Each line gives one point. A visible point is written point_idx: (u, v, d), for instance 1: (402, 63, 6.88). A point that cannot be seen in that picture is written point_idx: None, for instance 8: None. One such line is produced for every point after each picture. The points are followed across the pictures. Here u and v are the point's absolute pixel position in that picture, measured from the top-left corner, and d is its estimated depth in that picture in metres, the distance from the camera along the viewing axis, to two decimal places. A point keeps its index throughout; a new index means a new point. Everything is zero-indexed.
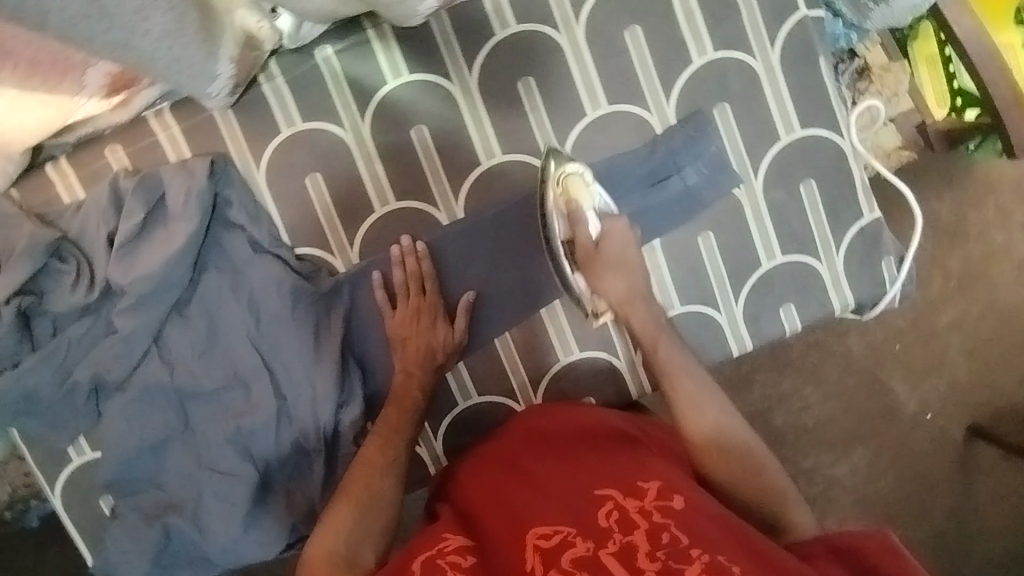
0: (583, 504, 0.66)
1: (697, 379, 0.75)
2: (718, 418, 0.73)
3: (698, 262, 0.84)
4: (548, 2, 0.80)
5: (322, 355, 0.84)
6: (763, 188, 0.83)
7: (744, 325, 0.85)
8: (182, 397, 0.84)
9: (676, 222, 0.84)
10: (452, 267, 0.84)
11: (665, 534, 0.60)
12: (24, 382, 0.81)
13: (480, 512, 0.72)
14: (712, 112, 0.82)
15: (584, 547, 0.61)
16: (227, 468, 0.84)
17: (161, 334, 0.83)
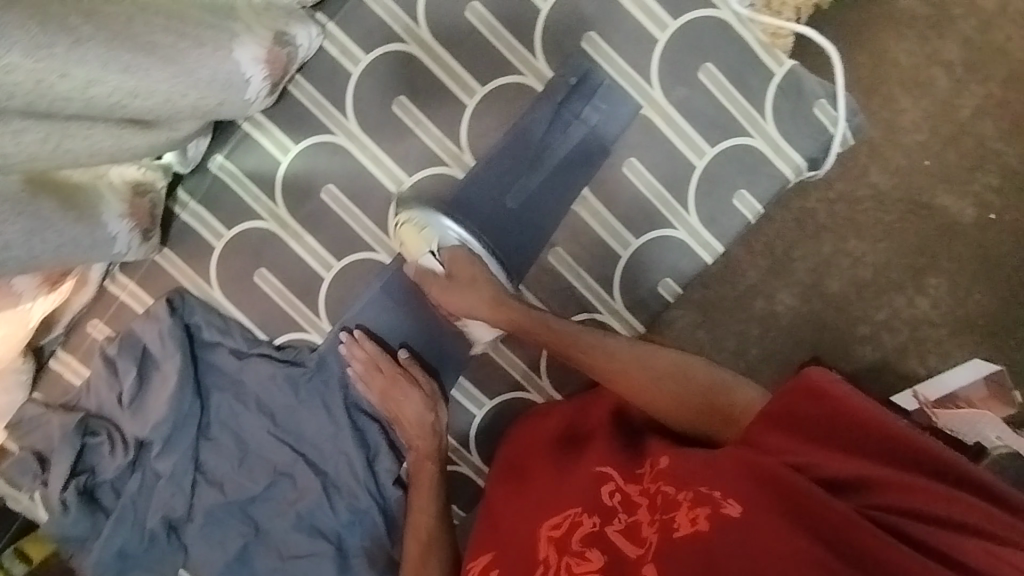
0: (583, 486, 0.67)
1: (615, 346, 0.74)
2: (672, 360, 0.71)
3: (634, 191, 0.83)
4: (384, 21, 0.81)
5: (340, 419, 0.89)
6: (663, 95, 0.81)
7: (705, 230, 0.83)
8: (243, 507, 0.90)
9: (596, 164, 0.82)
10: (394, 333, 0.88)
11: (659, 496, 0.61)
12: (110, 547, 0.88)
13: (503, 517, 0.71)
14: (582, 46, 0.81)
15: (590, 522, 0.63)
16: (306, 550, 0.88)
17: (200, 462, 0.90)
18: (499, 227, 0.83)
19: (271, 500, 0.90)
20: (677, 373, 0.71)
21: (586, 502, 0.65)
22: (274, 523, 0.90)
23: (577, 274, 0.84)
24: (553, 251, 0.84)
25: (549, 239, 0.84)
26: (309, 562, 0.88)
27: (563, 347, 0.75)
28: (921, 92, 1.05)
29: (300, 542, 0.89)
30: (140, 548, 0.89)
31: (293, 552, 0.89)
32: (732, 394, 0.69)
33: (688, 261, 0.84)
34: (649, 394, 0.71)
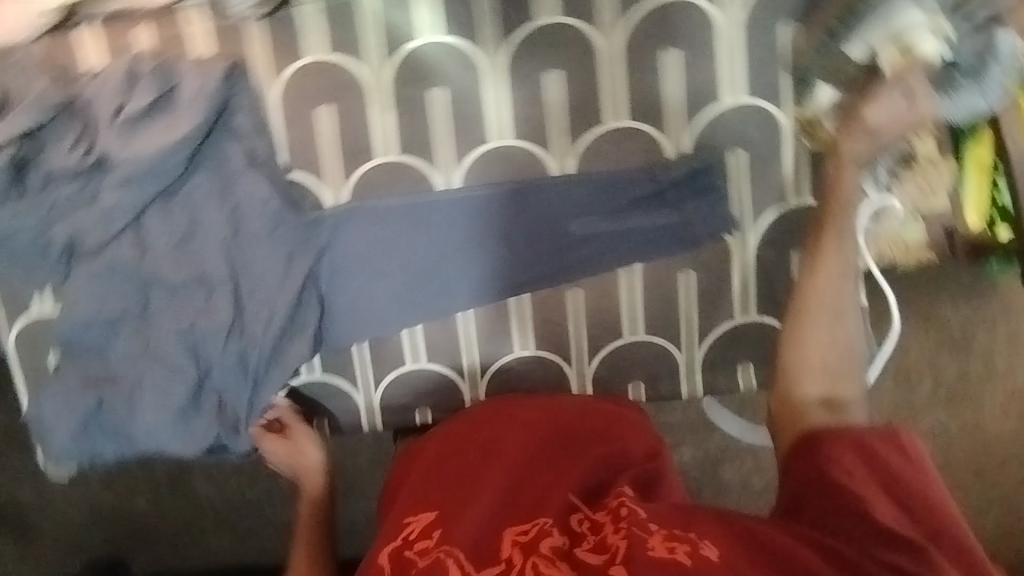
0: (555, 501, 0.69)
1: (841, 322, 0.68)
2: (841, 338, 0.68)
3: (673, 296, 0.84)
4: (597, 0, 0.78)
5: (290, 282, 0.85)
6: (755, 244, 0.82)
7: (699, 370, 0.86)
8: (148, 283, 0.86)
9: (662, 251, 0.83)
10: (411, 250, 0.85)
11: (625, 509, 0.65)
12: (6, 225, 0.83)
13: (456, 485, 0.71)
14: (727, 154, 0.81)
15: (559, 538, 0.65)
16: (173, 359, 0.87)
17: (142, 216, 0.85)
18: (540, 255, 0.84)
19: (178, 297, 0.86)
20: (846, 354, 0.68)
21: (556, 517, 0.67)
22: (165, 316, 0.87)
23: (576, 323, 0.85)
24: (574, 290, 0.84)
25: (578, 279, 0.84)
26: (169, 371, 0.87)
27: (835, 224, 0.67)
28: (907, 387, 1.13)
29: (175, 350, 0.86)
30: (34, 244, 0.85)
31: (162, 352, 0.87)
32: (844, 404, 0.68)
33: (668, 382, 0.86)
34: (810, 357, 0.68)
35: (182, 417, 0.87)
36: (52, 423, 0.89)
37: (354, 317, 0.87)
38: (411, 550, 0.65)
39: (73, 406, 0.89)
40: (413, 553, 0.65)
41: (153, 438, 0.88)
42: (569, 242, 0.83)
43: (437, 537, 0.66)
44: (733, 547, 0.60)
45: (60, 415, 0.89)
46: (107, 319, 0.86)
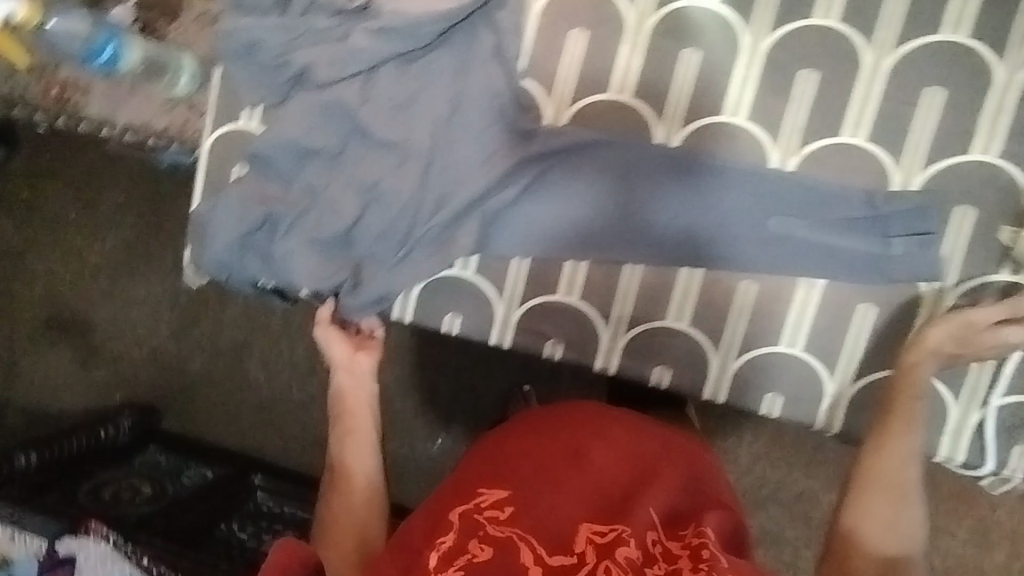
0: (638, 515, 0.78)
1: (908, 480, 0.76)
2: (903, 526, 0.74)
3: (845, 325, 0.81)
4: (881, 15, 0.79)
5: (482, 173, 0.87)
6: (950, 306, 0.80)
7: (843, 408, 0.83)
8: (353, 129, 0.90)
9: (854, 275, 0.80)
10: (599, 180, 0.86)
11: (706, 550, 0.73)
12: (259, 33, 0.89)
13: (542, 458, 0.84)
14: (954, 207, 0.79)
15: (632, 549, 0.75)
16: (346, 205, 0.90)
17: (376, 70, 0.89)
18: (720, 233, 0.83)
19: (374, 152, 0.90)
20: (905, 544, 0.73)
21: (636, 529, 0.77)
22: (357, 164, 0.90)
23: (739, 313, 0.83)
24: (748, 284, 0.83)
25: (757, 268, 0.82)
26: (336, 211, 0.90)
27: (901, 422, 0.77)
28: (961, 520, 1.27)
29: (348, 197, 0.90)
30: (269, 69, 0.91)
31: (332, 194, 0.90)
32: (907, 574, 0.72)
33: (807, 407, 0.83)
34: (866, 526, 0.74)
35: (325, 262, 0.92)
36: (218, 225, 0.93)
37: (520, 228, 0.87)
38: (483, 514, 0.79)
39: (241, 216, 0.92)
40: (482, 516, 0.79)
41: (294, 268, 0.91)
42: (750, 226, 0.82)
43: (507, 514, 0.79)
44: None
45: (227, 221, 0.93)
46: (304, 149, 0.90)
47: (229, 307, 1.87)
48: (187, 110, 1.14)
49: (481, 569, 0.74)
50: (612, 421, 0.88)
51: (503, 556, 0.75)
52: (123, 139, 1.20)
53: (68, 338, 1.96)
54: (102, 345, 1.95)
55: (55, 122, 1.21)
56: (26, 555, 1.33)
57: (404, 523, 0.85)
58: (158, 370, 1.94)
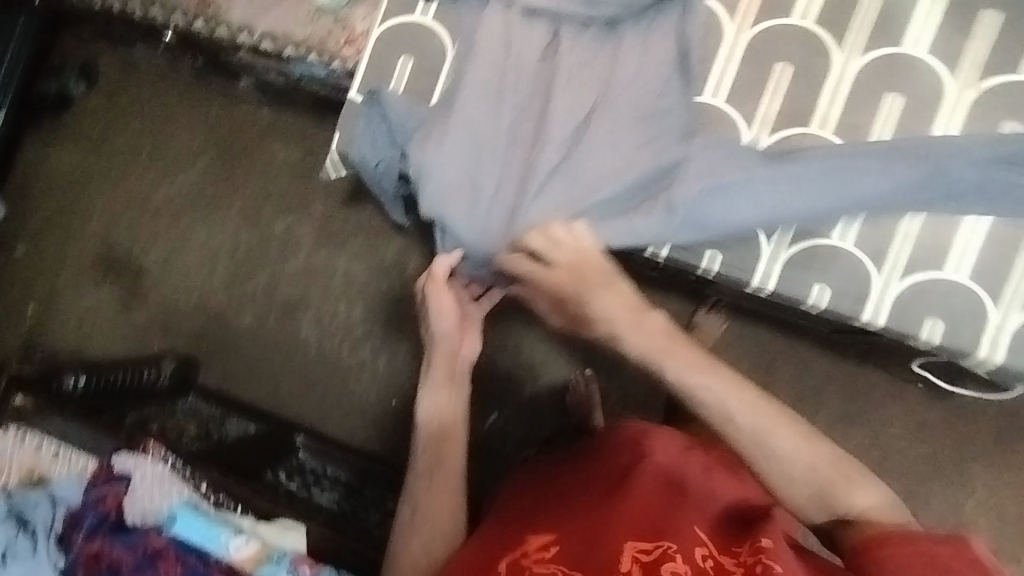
0: (682, 537, 0.83)
1: (792, 423, 0.86)
2: (815, 459, 0.84)
3: (1003, 254, 0.88)
4: None
5: (629, 147, 0.94)
6: None
7: (1004, 336, 0.88)
8: (516, 75, 0.97)
9: (1018, 210, 0.87)
10: (735, 160, 0.90)
11: (759, 564, 0.75)
12: None
13: (577, 524, 0.89)
14: None
15: (681, 566, 0.78)
16: (505, 136, 0.96)
17: (558, 31, 0.99)
18: (913, 188, 0.87)
19: (541, 103, 0.97)
20: (827, 464, 0.84)
21: (683, 551, 0.80)
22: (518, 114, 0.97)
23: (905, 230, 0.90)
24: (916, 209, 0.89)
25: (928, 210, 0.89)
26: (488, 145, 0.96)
27: (766, 415, 0.85)
28: (967, 491, 1.55)
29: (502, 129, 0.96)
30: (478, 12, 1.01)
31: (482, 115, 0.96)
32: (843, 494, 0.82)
33: (969, 331, 0.88)
34: (777, 466, 0.85)
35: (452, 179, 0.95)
36: (365, 139, 0.99)
37: (659, 212, 0.90)
38: (526, 558, 0.85)
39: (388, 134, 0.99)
40: (530, 561, 0.85)
41: (436, 189, 0.95)
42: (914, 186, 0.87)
43: (552, 551, 0.85)
44: None
45: (376, 141, 0.99)
46: (474, 68, 0.97)
47: (291, 261, 1.82)
48: (331, 24, 1.14)
49: None
50: (660, 452, 1.01)
51: None
52: (256, 48, 1.20)
53: (114, 276, 1.89)
54: (149, 289, 1.88)
55: (190, 25, 1.21)
56: (65, 471, 1.20)
57: (477, 539, 0.96)
58: (202, 321, 1.85)
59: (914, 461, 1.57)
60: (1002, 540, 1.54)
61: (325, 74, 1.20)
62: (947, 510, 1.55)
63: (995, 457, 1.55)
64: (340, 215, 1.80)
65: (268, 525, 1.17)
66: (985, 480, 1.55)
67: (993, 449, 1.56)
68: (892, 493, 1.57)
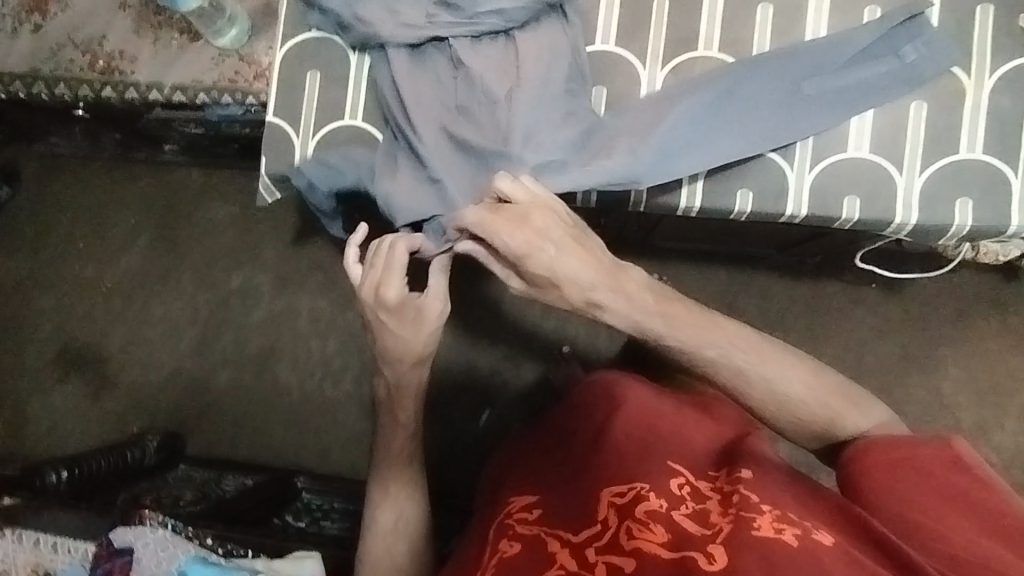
0: (657, 472, 0.74)
1: (784, 352, 0.80)
2: (811, 390, 0.78)
3: (902, 126, 0.88)
4: None
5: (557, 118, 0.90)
6: (990, 88, 0.88)
7: (917, 197, 0.88)
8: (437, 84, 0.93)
9: (896, 94, 0.88)
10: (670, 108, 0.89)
11: (736, 493, 0.67)
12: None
13: (554, 484, 0.81)
14: (974, 9, 0.89)
15: (656, 502, 0.69)
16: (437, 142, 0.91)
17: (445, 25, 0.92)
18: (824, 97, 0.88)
19: (473, 110, 0.90)
20: (831, 392, 0.79)
21: (656, 486, 0.72)
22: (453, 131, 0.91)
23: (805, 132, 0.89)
24: None
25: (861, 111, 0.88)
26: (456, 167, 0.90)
27: (762, 354, 0.79)
28: (939, 374, 1.63)
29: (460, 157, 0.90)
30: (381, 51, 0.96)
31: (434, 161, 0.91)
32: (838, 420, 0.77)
33: (885, 202, 0.88)
34: (770, 407, 0.79)
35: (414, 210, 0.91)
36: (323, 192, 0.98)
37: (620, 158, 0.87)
38: (511, 518, 0.77)
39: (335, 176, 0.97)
40: (512, 520, 0.77)
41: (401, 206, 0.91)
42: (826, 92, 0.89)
43: (533, 515, 0.76)
44: (821, 510, 0.66)
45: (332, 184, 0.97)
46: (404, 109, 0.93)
47: (254, 313, 1.82)
48: (236, 64, 1.18)
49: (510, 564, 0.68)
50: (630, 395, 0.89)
51: (531, 551, 0.69)
52: (169, 103, 1.23)
53: (79, 370, 1.86)
54: (116, 375, 1.85)
55: (99, 96, 1.24)
56: (70, 565, 1.15)
57: (455, 552, 0.83)
58: (178, 394, 1.83)
59: (887, 359, 1.64)
60: (985, 412, 1.61)
61: (242, 113, 1.24)
62: (926, 396, 1.62)
63: (959, 335, 1.63)
64: (292, 257, 1.82)
65: (282, 559, 1.17)
66: (952, 359, 1.63)
67: (953, 329, 1.64)
68: (875, 393, 1.64)
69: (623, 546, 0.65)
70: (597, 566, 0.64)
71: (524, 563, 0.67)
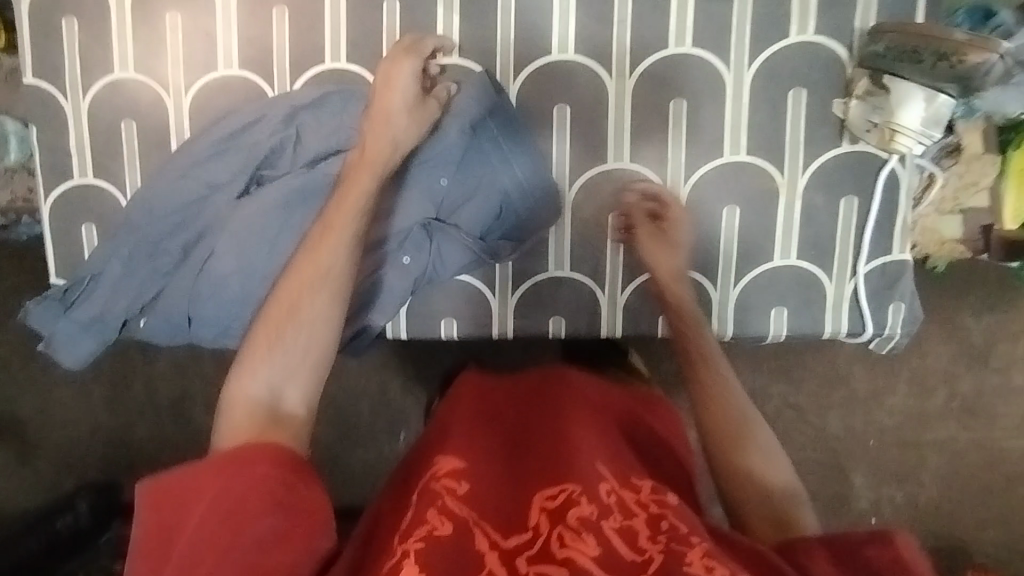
0: (580, 463, 0.51)
1: (773, 450, 0.63)
2: (761, 447, 0.63)
3: (714, 232, 0.83)
4: None
5: None
6: (803, 186, 0.80)
7: (731, 310, 0.84)
8: None
9: (708, 197, 0.82)
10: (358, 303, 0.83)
11: (668, 522, 0.48)
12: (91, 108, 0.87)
13: (456, 421, 0.56)
14: (787, 93, 0.79)
15: (585, 508, 0.48)
16: None
17: None
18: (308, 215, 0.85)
19: None
20: (764, 446, 0.63)
21: (582, 478, 0.50)
22: None
23: (614, 248, 0.84)
24: (616, 214, 0.83)
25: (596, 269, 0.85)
26: (504, 170, 0.82)
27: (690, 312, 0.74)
28: None
29: (495, 168, 0.82)
30: (73, 351, 0.91)
31: (276, 179, 0.83)
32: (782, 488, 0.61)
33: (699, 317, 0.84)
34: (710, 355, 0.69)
35: (303, 161, 0.82)
36: None
37: None
38: (435, 487, 0.48)
39: None
40: (431, 484, 0.49)
41: None
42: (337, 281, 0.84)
43: (464, 493, 0.48)
44: None
45: None
46: None
47: None
48: (29, 177, 1.05)
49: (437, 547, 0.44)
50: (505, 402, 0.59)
51: (456, 540, 0.45)
52: None
53: None
54: None
55: None
56: None
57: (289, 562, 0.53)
58: None
59: None
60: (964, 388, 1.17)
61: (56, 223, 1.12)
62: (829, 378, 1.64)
63: None
64: None
65: None
66: None
67: None
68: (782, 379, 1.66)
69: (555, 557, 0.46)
70: None
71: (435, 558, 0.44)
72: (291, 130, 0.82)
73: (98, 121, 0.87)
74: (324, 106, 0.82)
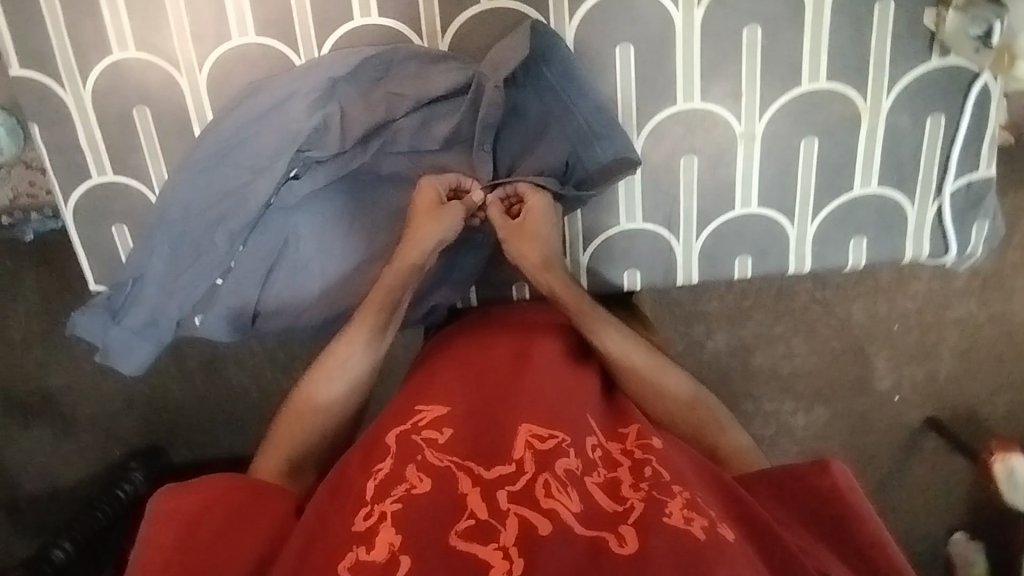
0: (576, 421, 0.60)
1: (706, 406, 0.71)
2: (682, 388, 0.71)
3: (792, 166, 0.78)
4: None
5: None
6: (888, 108, 0.75)
7: (809, 245, 0.82)
8: None
9: (787, 130, 0.77)
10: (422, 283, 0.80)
11: (648, 467, 0.56)
12: (96, 95, 0.77)
13: (460, 380, 0.65)
14: (873, 7, 0.72)
15: (574, 462, 0.55)
16: None
17: None
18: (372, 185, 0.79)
19: None
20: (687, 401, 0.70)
21: (574, 438, 0.57)
22: None
23: (688, 195, 0.80)
24: (688, 157, 0.78)
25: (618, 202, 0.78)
26: (568, 122, 0.75)
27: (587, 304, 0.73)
28: None
29: (558, 117, 0.76)
30: (130, 358, 0.83)
31: (326, 159, 0.76)
32: (716, 432, 0.70)
33: (777, 256, 0.82)
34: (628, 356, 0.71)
35: (351, 140, 0.75)
36: None
37: None
38: (418, 438, 0.57)
39: None
40: (420, 437, 0.57)
41: None
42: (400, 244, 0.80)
43: (446, 439, 0.57)
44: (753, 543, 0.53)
45: None
46: None
47: None
48: (30, 170, 0.98)
49: (422, 502, 0.51)
50: (475, 345, 0.71)
51: (443, 488, 0.52)
52: None
53: None
54: None
55: None
56: None
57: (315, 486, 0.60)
58: None
59: None
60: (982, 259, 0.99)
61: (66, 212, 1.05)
62: None
63: None
64: None
65: None
66: None
67: None
68: None
69: (539, 502, 0.51)
70: (508, 516, 0.50)
71: (431, 506, 0.51)
72: (334, 105, 0.75)
73: (105, 110, 0.78)
74: (366, 73, 0.75)
